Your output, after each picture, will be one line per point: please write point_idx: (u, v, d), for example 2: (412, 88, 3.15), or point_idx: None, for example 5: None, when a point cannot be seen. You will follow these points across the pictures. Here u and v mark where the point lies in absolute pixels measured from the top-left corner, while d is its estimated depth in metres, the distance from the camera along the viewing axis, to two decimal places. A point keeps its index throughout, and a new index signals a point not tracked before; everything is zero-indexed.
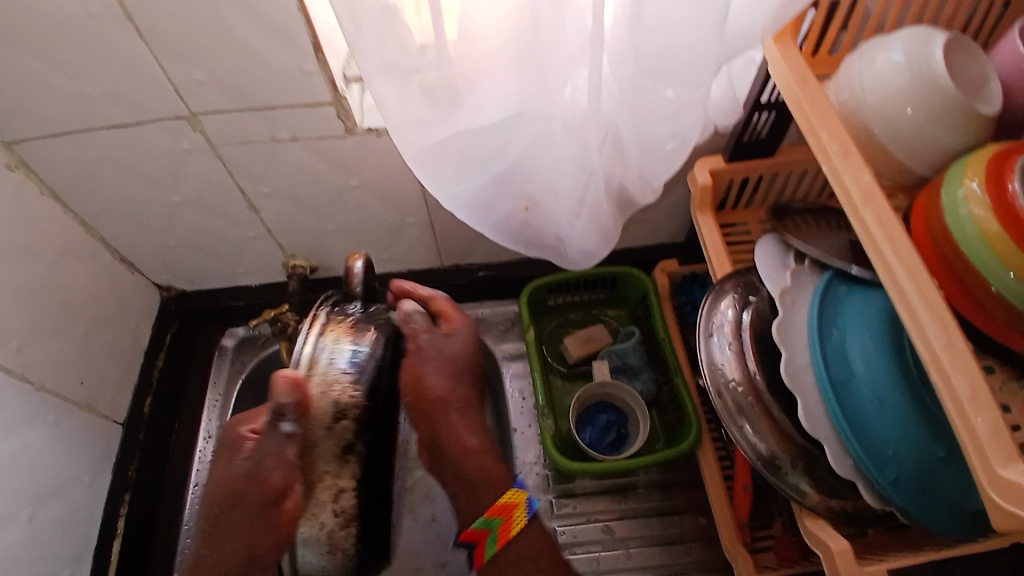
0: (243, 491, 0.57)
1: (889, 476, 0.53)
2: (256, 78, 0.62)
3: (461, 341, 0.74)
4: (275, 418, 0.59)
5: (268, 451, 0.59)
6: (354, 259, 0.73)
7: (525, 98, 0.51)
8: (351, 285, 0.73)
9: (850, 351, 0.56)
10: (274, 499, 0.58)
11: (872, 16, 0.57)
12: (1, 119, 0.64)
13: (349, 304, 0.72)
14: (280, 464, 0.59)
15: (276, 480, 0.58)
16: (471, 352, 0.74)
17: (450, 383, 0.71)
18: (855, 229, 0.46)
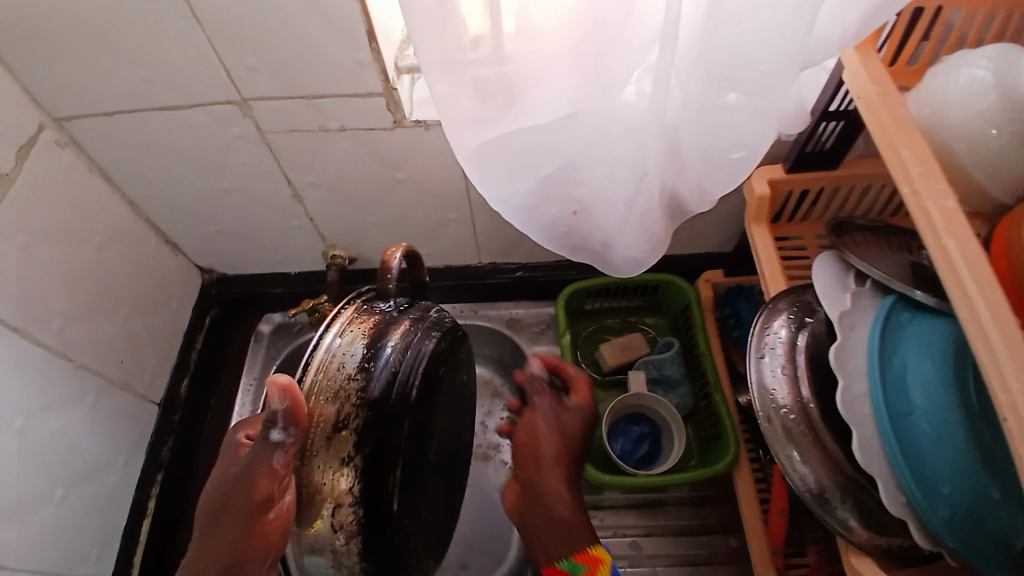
0: (233, 495, 0.47)
1: (942, 516, 0.49)
2: (308, 66, 0.61)
3: (583, 419, 0.75)
4: (268, 424, 0.44)
5: (259, 459, 0.46)
6: (395, 249, 0.59)
7: (583, 97, 0.49)
8: (386, 279, 0.59)
9: (909, 379, 0.52)
10: (262, 507, 0.47)
11: (954, 30, 0.56)
12: (58, 98, 0.65)
13: (380, 302, 0.59)
14: (270, 471, 0.46)
15: (266, 488, 0.46)
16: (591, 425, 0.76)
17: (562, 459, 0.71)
18: (931, 255, 0.43)
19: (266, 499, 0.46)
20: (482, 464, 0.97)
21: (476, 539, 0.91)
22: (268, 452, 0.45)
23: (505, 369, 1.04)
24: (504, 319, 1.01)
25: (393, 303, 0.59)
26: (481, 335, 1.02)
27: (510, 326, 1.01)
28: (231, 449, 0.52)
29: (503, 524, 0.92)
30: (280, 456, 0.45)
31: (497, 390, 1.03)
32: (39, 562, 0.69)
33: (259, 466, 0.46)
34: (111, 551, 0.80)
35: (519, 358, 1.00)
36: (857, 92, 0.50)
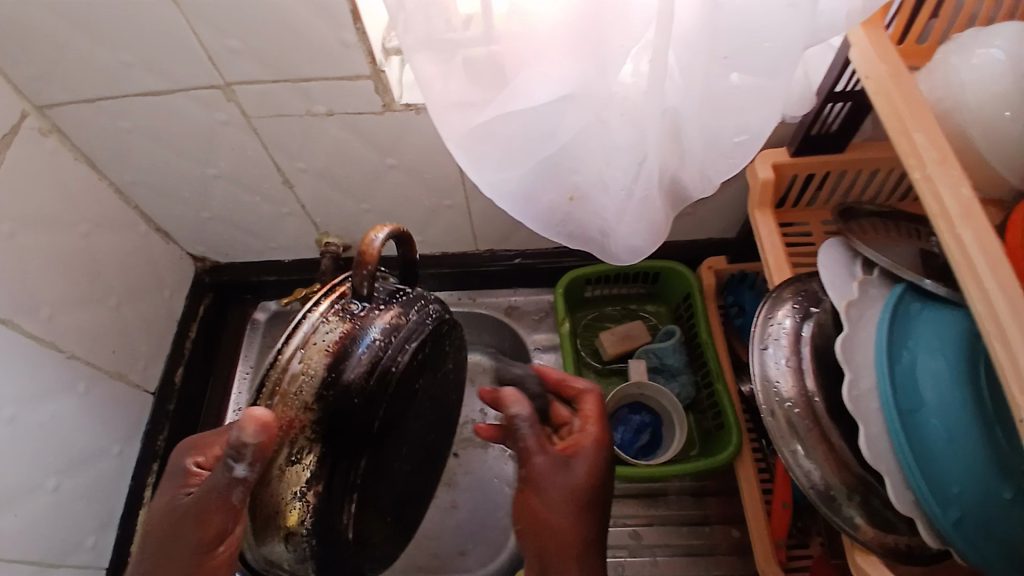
0: (180, 528, 0.47)
1: (953, 517, 0.47)
2: (292, 49, 0.59)
3: (599, 464, 0.59)
4: (229, 459, 0.45)
5: (216, 492, 0.46)
6: (376, 230, 0.51)
7: (579, 80, 0.46)
8: (365, 269, 0.51)
9: (918, 374, 0.51)
10: (211, 541, 0.47)
11: (964, 6, 0.52)
12: (38, 84, 0.64)
13: (354, 302, 0.53)
14: (225, 504, 0.46)
15: (215, 524, 0.46)
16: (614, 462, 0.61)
17: (573, 524, 0.56)
18: (946, 249, 0.41)
19: (216, 533, 0.47)
20: (480, 451, 0.96)
21: (474, 528, 0.91)
22: (224, 488, 0.46)
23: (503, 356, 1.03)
24: (502, 307, 1.00)
25: (364, 303, 0.53)
26: (479, 323, 1.01)
27: (508, 314, 0.99)
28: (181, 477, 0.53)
29: (502, 513, 0.91)
30: (234, 490, 0.46)
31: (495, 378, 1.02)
32: (33, 551, 0.68)
33: (212, 499, 0.46)
34: (107, 539, 0.80)
35: (518, 346, 0.98)
36: (865, 72, 0.48)
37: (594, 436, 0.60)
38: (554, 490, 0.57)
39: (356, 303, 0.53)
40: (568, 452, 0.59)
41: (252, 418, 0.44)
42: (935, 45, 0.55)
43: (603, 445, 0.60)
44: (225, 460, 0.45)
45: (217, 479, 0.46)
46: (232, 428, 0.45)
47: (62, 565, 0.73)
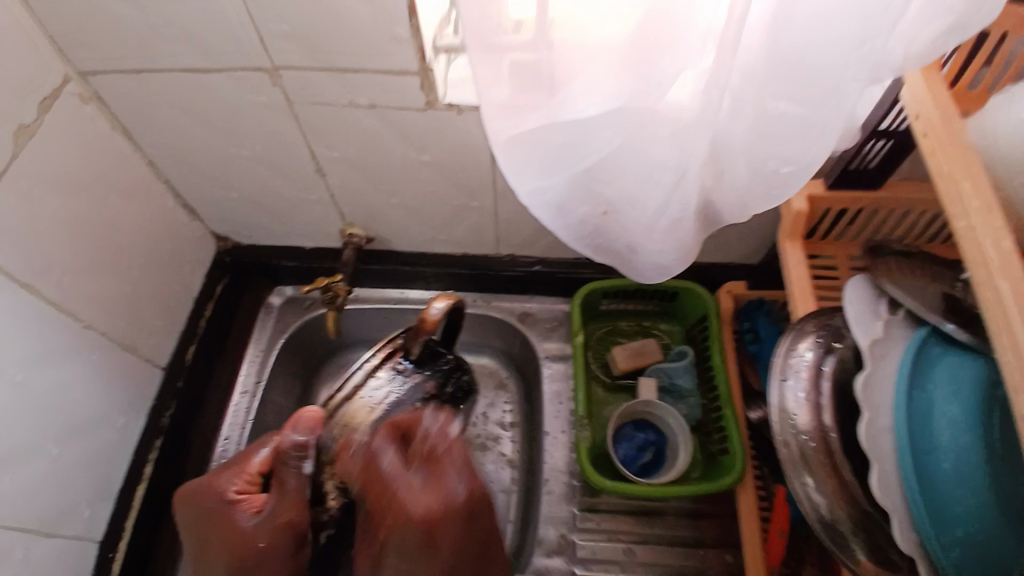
0: (261, 555, 0.57)
1: (954, 559, 0.48)
2: (340, 40, 0.59)
3: (403, 564, 0.50)
4: (295, 458, 0.61)
5: (293, 493, 0.60)
6: (436, 301, 0.75)
7: (631, 96, 0.47)
8: (415, 339, 0.74)
9: (934, 416, 0.51)
10: (298, 542, 0.58)
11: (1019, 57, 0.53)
12: (83, 51, 0.64)
13: (404, 359, 0.74)
14: (297, 500, 0.59)
15: (301, 516, 0.58)
16: (431, 545, 0.50)
17: None
18: (985, 301, 0.41)
19: (302, 528, 0.58)
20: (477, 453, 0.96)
21: None
22: (296, 484, 0.60)
23: (511, 361, 1.03)
24: (516, 312, 1.00)
25: (411, 363, 0.74)
26: (492, 325, 1.01)
27: (521, 320, 0.99)
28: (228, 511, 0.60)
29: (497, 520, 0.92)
30: (304, 484, 0.61)
31: (501, 382, 1.02)
32: (26, 518, 0.68)
33: (290, 495, 0.59)
34: (103, 509, 0.80)
35: (528, 352, 0.99)
36: (914, 108, 0.49)
37: (403, 502, 0.51)
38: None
39: (402, 363, 0.74)
40: (381, 522, 0.52)
41: (304, 416, 0.62)
42: (986, 92, 0.55)
43: (408, 515, 0.50)
44: (290, 462, 0.61)
45: (288, 484, 0.60)
46: (291, 429, 0.62)
47: (55, 533, 0.73)
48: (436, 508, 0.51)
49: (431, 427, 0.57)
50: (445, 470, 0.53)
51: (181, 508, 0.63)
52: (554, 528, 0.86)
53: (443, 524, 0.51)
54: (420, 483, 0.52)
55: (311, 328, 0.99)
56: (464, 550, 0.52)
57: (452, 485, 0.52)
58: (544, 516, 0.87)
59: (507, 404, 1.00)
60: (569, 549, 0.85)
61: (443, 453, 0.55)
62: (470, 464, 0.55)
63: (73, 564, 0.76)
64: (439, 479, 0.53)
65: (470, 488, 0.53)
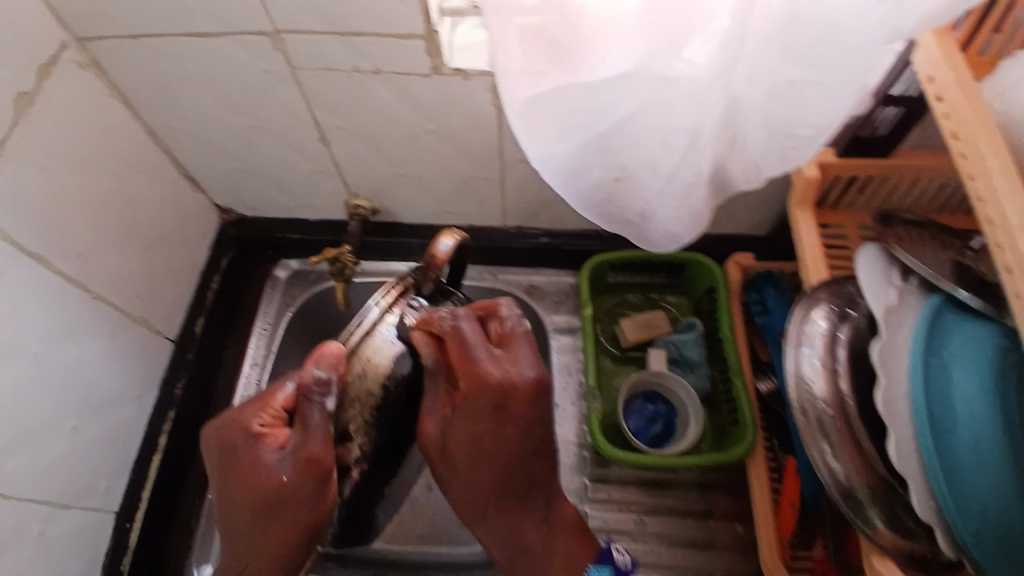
0: (288, 493, 0.58)
1: (974, 527, 0.47)
2: (349, 2, 0.58)
3: (474, 421, 0.61)
4: (318, 393, 0.60)
5: (320, 430, 0.59)
6: (444, 238, 0.68)
7: (645, 60, 0.46)
8: (431, 273, 0.69)
9: (951, 388, 0.50)
10: (322, 478, 0.59)
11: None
12: (85, 15, 0.63)
13: (417, 297, 0.69)
14: (325, 440, 0.59)
15: (324, 454, 0.59)
16: (501, 411, 0.61)
17: (472, 437, 0.62)
18: (1003, 263, 0.40)
19: (326, 465, 0.59)
20: None
21: None
22: (320, 423, 0.59)
23: None
24: (522, 285, 0.99)
25: (424, 301, 0.69)
26: (499, 299, 1.00)
27: (529, 292, 0.99)
28: (252, 441, 0.60)
29: None
30: (328, 420, 0.60)
31: None
32: (51, 494, 0.70)
33: (316, 434, 0.59)
34: (120, 484, 0.80)
35: (535, 325, 0.98)
36: (928, 72, 0.47)
37: (476, 358, 0.61)
38: (460, 428, 0.62)
39: (417, 300, 0.68)
40: (455, 399, 0.62)
41: (327, 353, 0.61)
42: (995, 58, 0.53)
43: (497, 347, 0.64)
44: (313, 398, 0.59)
45: (312, 418, 0.59)
46: (312, 365, 0.60)
47: (72, 508, 0.73)
48: (508, 377, 0.61)
49: (510, 316, 0.66)
50: (515, 343, 0.64)
51: (209, 445, 0.62)
52: (566, 499, 0.87)
53: (513, 393, 0.61)
54: (497, 356, 0.62)
55: (318, 303, 0.98)
56: (524, 439, 0.63)
57: (522, 360, 0.63)
58: None
59: None
60: None
61: (516, 334, 0.65)
62: (534, 350, 0.65)
63: (93, 537, 0.77)
64: (513, 353, 0.63)
65: (536, 372, 0.63)
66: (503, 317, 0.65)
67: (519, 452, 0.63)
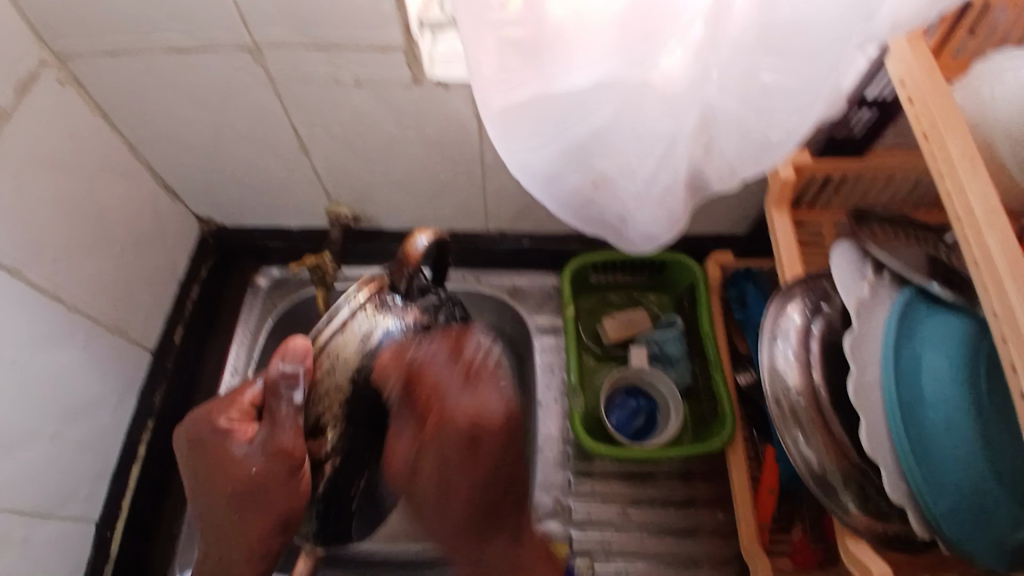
0: (259, 485, 0.59)
1: (944, 506, 0.49)
2: (327, 14, 0.57)
3: (443, 456, 0.58)
4: (285, 388, 0.59)
5: (288, 422, 0.59)
6: (420, 235, 0.69)
7: (621, 68, 0.46)
8: (404, 271, 0.69)
9: (921, 372, 0.52)
10: (292, 470, 0.59)
11: (999, 27, 0.53)
12: (54, 29, 0.61)
13: (393, 295, 0.69)
14: (294, 432, 0.59)
15: (295, 446, 0.59)
16: (471, 450, 0.57)
17: (438, 475, 0.58)
18: (972, 258, 0.42)
19: (296, 458, 0.59)
20: None
21: None
22: (289, 417, 0.59)
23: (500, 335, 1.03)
24: (505, 287, 1.00)
25: (401, 299, 0.70)
26: (482, 302, 1.01)
27: (511, 295, 0.99)
28: (220, 435, 0.60)
29: None
30: (296, 415, 0.59)
31: None
32: (27, 501, 0.68)
33: (285, 426, 0.59)
34: (101, 491, 0.80)
35: (519, 327, 0.99)
36: (899, 75, 0.49)
37: (449, 414, 0.59)
38: (438, 465, 0.58)
39: (393, 298, 0.68)
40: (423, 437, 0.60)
41: (293, 348, 0.61)
42: (968, 60, 0.55)
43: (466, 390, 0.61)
44: (281, 393, 0.59)
45: (281, 413, 0.59)
46: (279, 359, 0.60)
47: (52, 516, 0.72)
48: (480, 413, 0.59)
49: (477, 349, 0.65)
50: (485, 383, 0.62)
51: (182, 440, 0.63)
52: (549, 493, 0.88)
53: (485, 430, 0.58)
54: (471, 395, 0.60)
55: (302, 310, 0.96)
56: (491, 481, 0.57)
57: (491, 397, 0.60)
58: (540, 482, 0.89)
59: None
60: (565, 513, 0.87)
61: (483, 369, 0.63)
62: (506, 388, 0.62)
63: (75, 550, 0.76)
64: (482, 390, 0.61)
65: (505, 405, 0.60)
66: (470, 350, 0.64)
67: (485, 500, 0.57)
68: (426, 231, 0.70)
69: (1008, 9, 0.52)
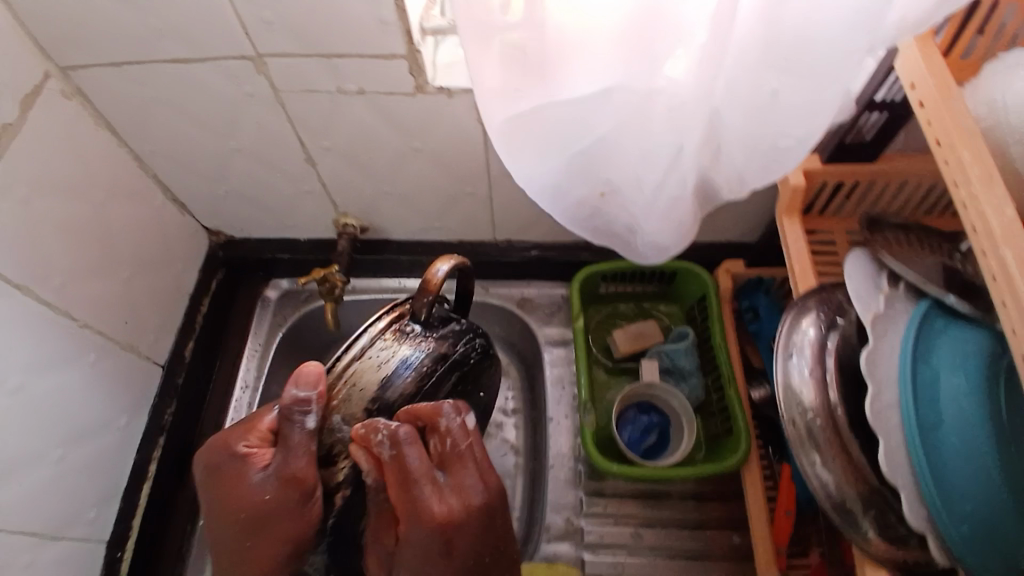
0: (270, 514, 0.58)
1: (964, 532, 0.47)
2: (328, 25, 0.58)
3: (420, 558, 0.51)
4: (300, 413, 0.59)
5: (301, 448, 0.59)
6: (439, 263, 0.67)
7: (622, 76, 0.46)
8: (425, 297, 0.67)
9: (941, 391, 0.50)
10: (305, 496, 0.59)
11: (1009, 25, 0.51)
12: (66, 45, 0.63)
13: (412, 322, 0.68)
14: (308, 458, 0.59)
15: (307, 472, 0.58)
16: (447, 553, 0.51)
17: (412, 574, 0.52)
18: (988, 270, 0.40)
19: (308, 484, 0.58)
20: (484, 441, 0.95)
21: None
22: (302, 441, 0.59)
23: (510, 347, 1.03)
24: (514, 298, 0.99)
25: (419, 327, 0.69)
26: (491, 313, 1.00)
27: (520, 306, 0.99)
28: (237, 460, 0.60)
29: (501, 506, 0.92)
30: (310, 439, 0.59)
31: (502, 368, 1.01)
32: (33, 523, 0.68)
33: (298, 451, 0.58)
34: (109, 511, 0.80)
35: (529, 338, 0.98)
36: (910, 79, 0.48)
37: (420, 508, 0.51)
38: (409, 557, 0.51)
39: (412, 325, 0.68)
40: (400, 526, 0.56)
41: (306, 372, 0.60)
42: (980, 60, 0.53)
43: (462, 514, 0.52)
44: (295, 418, 0.59)
45: (293, 438, 0.59)
46: (293, 384, 0.60)
47: (60, 538, 0.72)
48: (453, 514, 0.51)
49: (450, 427, 0.56)
50: (462, 467, 0.55)
51: (199, 462, 0.63)
52: (561, 514, 0.86)
53: (458, 527, 0.52)
54: (443, 486, 0.53)
55: (309, 322, 0.98)
56: (479, 573, 0.53)
57: (470, 482, 0.54)
58: (551, 502, 0.87)
59: (510, 387, 1.00)
60: (577, 535, 0.85)
61: (462, 451, 0.56)
62: (485, 469, 0.56)
63: (82, 567, 0.76)
64: (459, 479, 0.54)
65: (487, 493, 0.54)
66: (441, 431, 0.56)
67: None
68: (450, 260, 0.69)
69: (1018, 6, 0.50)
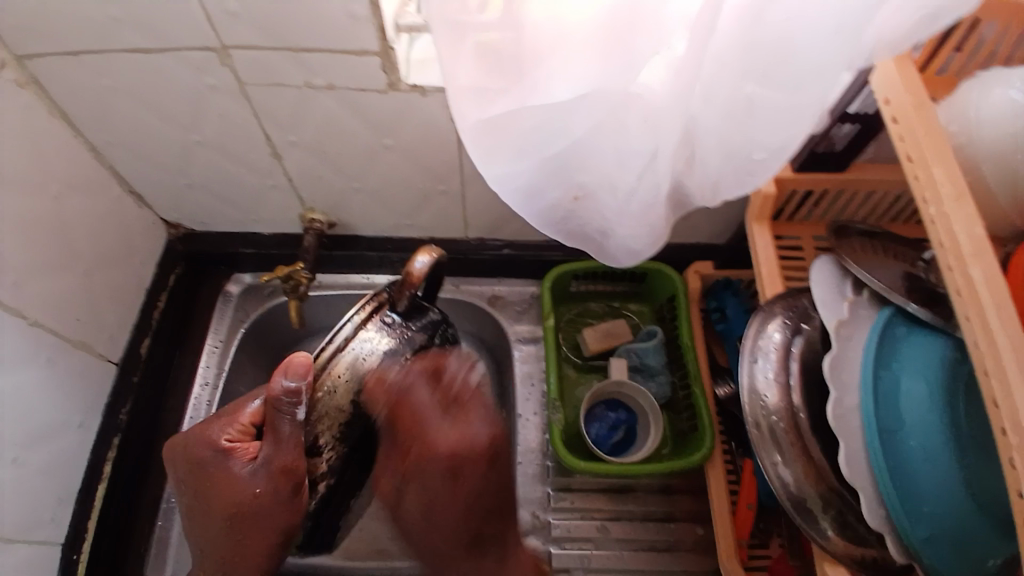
0: (257, 510, 0.58)
1: (922, 534, 0.49)
2: (299, 19, 0.56)
3: (427, 486, 0.64)
4: (288, 405, 0.57)
5: (291, 440, 0.58)
6: (419, 255, 0.66)
7: (601, 82, 0.45)
8: (408, 290, 0.66)
9: (903, 398, 0.52)
10: (297, 487, 0.59)
11: (986, 43, 0.53)
12: (14, 30, 0.58)
13: (391, 314, 0.67)
14: (298, 448, 0.58)
15: (299, 462, 0.59)
16: (455, 479, 0.63)
17: (423, 519, 0.65)
18: (953, 284, 0.41)
19: (300, 474, 0.59)
20: None
21: None
22: (291, 432, 0.58)
23: (481, 343, 1.02)
24: (485, 295, 0.98)
25: (398, 317, 0.67)
26: (461, 310, 1.00)
27: (491, 303, 0.98)
28: (218, 454, 0.59)
29: None
30: (299, 430, 0.58)
31: None
32: None
33: (288, 443, 0.58)
34: (66, 514, 0.76)
35: (499, 336, 0.98)
36: (883, 93, 0.48)
37: (427, 432, 0.64)
38: (426, 480, 0.64)
39: (391, 316, 0.67)
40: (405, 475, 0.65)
41: (295, 363, 0.58)
42: (955, 76, 0.55)
43: (465, 409, 0.67)
44: (284, 410, 0.57)
45: (283, 430, 0.58)
46: (280, 375, 0.57)
47: (20, 542, 0.69)
48: (461, 444, 0.64)
49: (456, 372, 0.68)
50: (466, 411, 0.66)
51: (172, 455, 0.62)
52: (529, 509, 0.87)
53: (464, 460, 0.64)
54: (451, 421, 0.65)
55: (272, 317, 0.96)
56: (488, 483, 0.64)
57: (476, 425, 0.66)
58: (519, 498, 0.87)
59: None
60: (544, 529, 0.86)
61: (467, 394, 0.67)
62: (488, 408, 0.68)
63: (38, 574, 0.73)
64: (465, 421, 0.66)
65: (489, 431, 0.66)
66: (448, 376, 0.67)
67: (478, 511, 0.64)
68: (428, 251, 0.67)
69: (997, 25, 0.52)
